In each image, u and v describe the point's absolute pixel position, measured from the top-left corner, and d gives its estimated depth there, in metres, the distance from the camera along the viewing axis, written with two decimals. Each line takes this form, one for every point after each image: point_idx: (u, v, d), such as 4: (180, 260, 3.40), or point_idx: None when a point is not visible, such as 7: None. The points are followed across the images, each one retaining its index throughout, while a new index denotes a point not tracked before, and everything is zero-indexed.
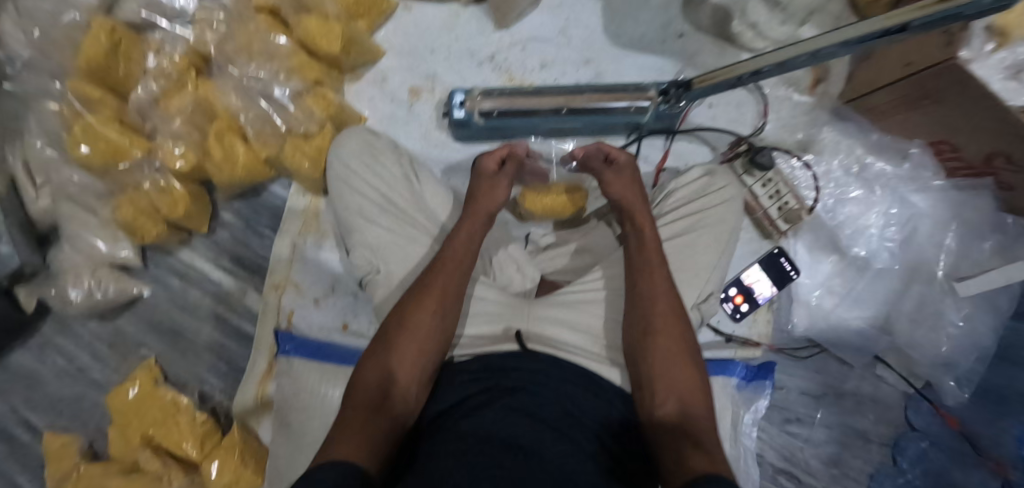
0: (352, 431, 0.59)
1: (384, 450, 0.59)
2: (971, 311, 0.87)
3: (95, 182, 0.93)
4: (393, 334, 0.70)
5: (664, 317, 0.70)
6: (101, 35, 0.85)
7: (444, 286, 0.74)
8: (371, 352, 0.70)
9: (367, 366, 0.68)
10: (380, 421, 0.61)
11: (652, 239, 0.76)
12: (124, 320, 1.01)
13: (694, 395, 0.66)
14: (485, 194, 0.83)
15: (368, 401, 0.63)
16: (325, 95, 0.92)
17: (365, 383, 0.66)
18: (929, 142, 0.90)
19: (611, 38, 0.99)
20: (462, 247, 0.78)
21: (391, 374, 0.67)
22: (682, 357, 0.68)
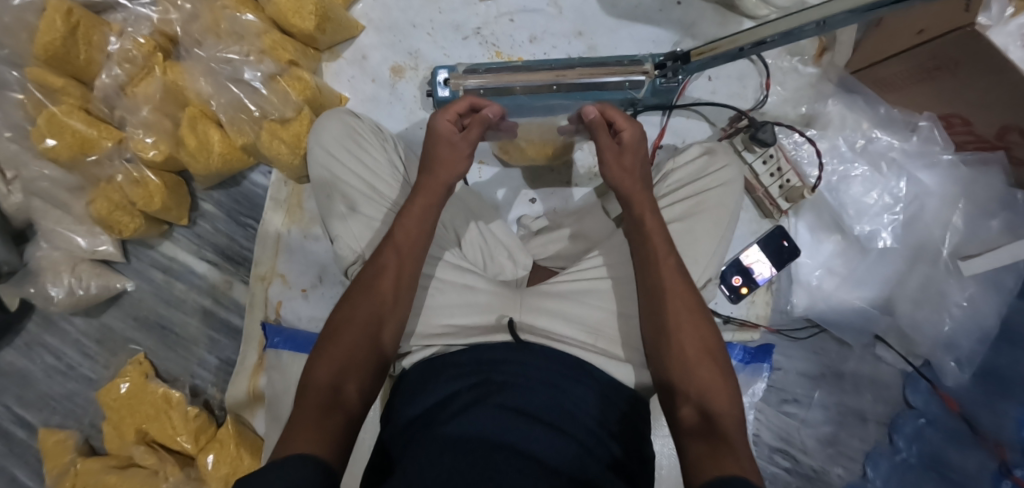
0: (306, 429, 0.53)
1: (343, 451, 0.54)
2: (976, 291, 0.85)
3: (66, 175, 0.89)
4: (352, 331, 0.64)
5: (674, 316, 0.66)
6: (56, 18, 0.79)
7: (403, 273, 0.69)
8: (322, 347, 0.63)
9: (317, 365, 0.61)
10: (338, 418, 0.56)
11: (652, 232, 0.71)
12: (111, 316, 1.00)
13: (718, 394, 0.61)
14: (445, 164, 0.73)
15: (320, 400, 0.57)
16: (302, 77, 0.85)
17: (317, 383, 0.59)
18: (940, 115, 0.86)
19: (604, 7, 0.93)
20: (415, 225, 0.71)
21: (344, 372, 0.61)
22: (698, 355, 0.64)
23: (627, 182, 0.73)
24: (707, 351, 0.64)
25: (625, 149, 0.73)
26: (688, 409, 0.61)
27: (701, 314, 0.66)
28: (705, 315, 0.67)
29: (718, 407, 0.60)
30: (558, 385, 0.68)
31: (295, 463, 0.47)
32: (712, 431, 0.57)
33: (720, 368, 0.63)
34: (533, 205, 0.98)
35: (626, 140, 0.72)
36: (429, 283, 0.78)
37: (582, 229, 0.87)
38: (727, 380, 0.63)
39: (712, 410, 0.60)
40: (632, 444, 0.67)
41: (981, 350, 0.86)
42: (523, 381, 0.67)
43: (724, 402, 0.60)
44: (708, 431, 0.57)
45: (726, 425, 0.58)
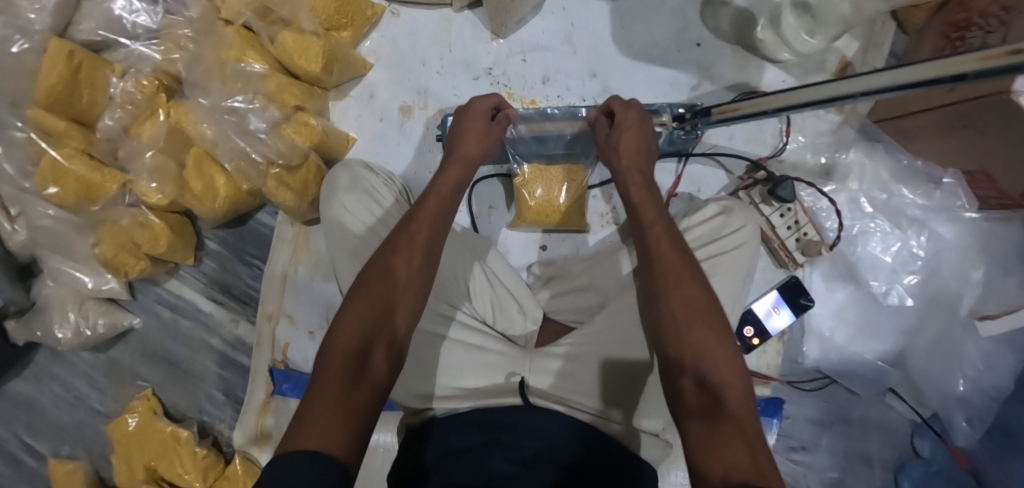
0: (326, 407, 0.49)
1: (365, 430, 0.50)
2: (992, 350, 0.84)
3: (71, 216, 0.88)
4: (375, 297, 0.60)
5: (670, 287, 0.63)
6: (58, 63, 0.78)
7: (427, 241, 0.65)
8: (344, 306, 0.59)
9: (341, 327, 0.57)
10: (357, 395, 0.52)
11: (646, 209, 0.70)
12: (118, 351, 0.99)
13: (721, 362, 0.56)
14: (473, 139, 0.76)
15: (344, 368, 0.53)
16: (307, 121, 0.83)
17: (340, 348, 0.55)
18: (964, 171, 0.83)
19: (621, 47, 0.90)
20: (447, 194, 0.71)
21: (371, 338, 0.57)
22: (697, 320, 0.60)
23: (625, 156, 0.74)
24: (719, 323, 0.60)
25: (625, 132, 0.74)
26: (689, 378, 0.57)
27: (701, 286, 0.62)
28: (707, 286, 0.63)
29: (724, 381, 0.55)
30: (562, 434, 0.68)
31: (307, 460, 0.44)
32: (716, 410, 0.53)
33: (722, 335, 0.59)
34: (543, 252, 0.93)
35: (622, 121, 0.76)
36: (439, 342, 0.78)
37: (594, 283, 0.84)
38: (731, 349, 0.58)
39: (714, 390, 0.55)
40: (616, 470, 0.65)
41: (992, 408, 0.85)
42: (530, 444, 0.67)
43: (732, 379, 0.56)
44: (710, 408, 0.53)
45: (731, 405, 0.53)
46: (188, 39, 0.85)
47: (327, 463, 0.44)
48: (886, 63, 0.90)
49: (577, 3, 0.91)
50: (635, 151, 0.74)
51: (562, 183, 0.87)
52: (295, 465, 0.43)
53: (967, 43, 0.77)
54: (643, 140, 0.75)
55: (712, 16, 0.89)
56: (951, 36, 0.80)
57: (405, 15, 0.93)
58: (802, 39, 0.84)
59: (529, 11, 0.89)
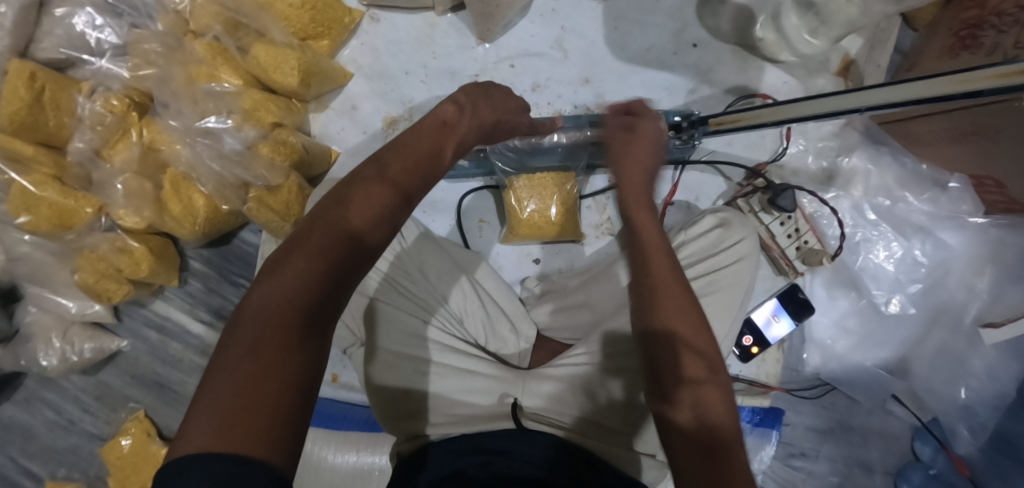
0: (246, 394, 0.38)
1: (300, 426, 0.39)
2: (997, 359, 0.82)
3: (47, 241, 0.85)
4: (326, 240, 0.45)
5: (664, 298, 0.51)
6: (19, 87, 0.75)
7: (404, 172, 0.50)
8: (289, 249, 0.45)
9: (278, 278, 0.43)
10: (294, 378, 0.40)
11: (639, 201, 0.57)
12: (108, 374, 0.98)
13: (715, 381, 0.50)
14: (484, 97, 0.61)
15: (280, 337, 0.41)
16: (287, 140, 0.79)
17: (276, 307, 0.42)
18: (971, 175, 0.80)
19: (613, 51, 0.86)
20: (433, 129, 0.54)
21: (318, 297, 0.43)
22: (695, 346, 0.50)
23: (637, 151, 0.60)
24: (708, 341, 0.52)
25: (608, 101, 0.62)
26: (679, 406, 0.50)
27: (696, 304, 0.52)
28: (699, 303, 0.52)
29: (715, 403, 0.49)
30: (557, 456, 0.62)
31: (210, 471, 0.34)
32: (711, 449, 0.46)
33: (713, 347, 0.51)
34: (537, 265, 0.91)
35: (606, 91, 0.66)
36: (429, 367, 0.73)
37: (590, 301, 0.81)
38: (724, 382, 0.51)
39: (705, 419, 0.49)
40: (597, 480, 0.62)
41: (994, 417, 0.83)
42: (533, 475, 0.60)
43: (717, 391, 0.49)
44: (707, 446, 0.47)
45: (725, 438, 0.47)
46: (158, 54, 0.80)
47: (243, 477, 0.34)
48: (892, 61, 0.85)
49: (566, 5, 0.87)
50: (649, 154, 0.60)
51: (552, 195, 0.83)
52: (203, 476, 0.33)
53: (980, 41, 0.71)
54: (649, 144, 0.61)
55: (709, 17, 0.85)
56: (961, 35, 0.74)
57: (386, 21, 0.88)
58: (804, 39, 0.80)
59: (517, 14, 0.85)
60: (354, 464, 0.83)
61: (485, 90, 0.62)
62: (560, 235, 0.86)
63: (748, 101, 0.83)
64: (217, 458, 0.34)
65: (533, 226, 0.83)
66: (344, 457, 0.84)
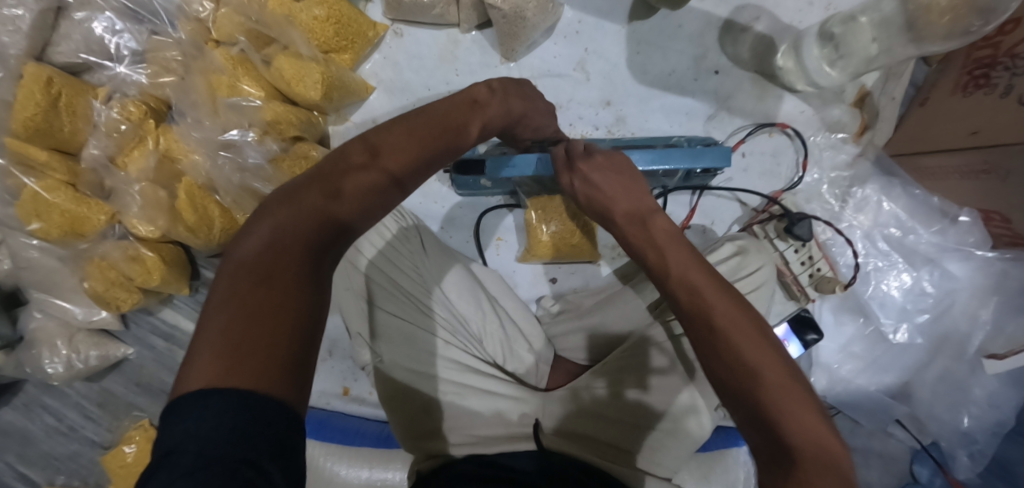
0: (246, 322, 0.37)
1: (295, 364, 0.38)
2: (998, 388, 0.85)
3: (55, 248, 0.83)
4: (334, 187, 0.44)
5: (771, 387, 0.45)
6: (35, 91, 0.73)
7: (424, 135, 0.49)
8: (296, 185, 0.44)
9: (281, 212, 0.42)
10: (304, 315, 0.40)
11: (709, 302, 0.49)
12: (111, 381, 0.96)
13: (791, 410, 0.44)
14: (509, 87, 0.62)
15: (279, 270, 0.40)
16: (308, 154, 0.80)
17: (275, 242, 0.41)
18: (980, 210, 0.82)
19: (636, 75, 0.87)
20: (460, 103, 0.54)
21: (318, 240, 0.42)
22: (793, 403, 0.44)
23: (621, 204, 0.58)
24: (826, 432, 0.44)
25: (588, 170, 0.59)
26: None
27: (778, 358, 0.47)
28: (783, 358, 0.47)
29: (832, 464, 0.42)
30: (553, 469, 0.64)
31: (212, 416, 0.34)
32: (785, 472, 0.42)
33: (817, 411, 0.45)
34: (553, 284, 0.91)
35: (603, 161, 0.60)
36: (450, 387, 0.74)
37: (608, 325, 0.81)
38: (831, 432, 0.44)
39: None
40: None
41: (994, 443, 0.86)
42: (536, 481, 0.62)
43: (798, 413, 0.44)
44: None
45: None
46: (179, 62, 0.80)
47: (243, 419, 0.34)
48: (905, 94, 0.88)
49: (590, 26, 0.87)
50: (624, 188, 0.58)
51: (573, 217, 0.83)
52: (204, 417, 0.34)
53: (993, 81, 0.73)
54: (638, 185, 0.59)
55: (730, 44, 0.87)
56: (975, 73, 0.76)
57: (409, 36, 0.88)
58: (824, 71, 0.82)
59: (541, 35, 0.85)
60: (368, 480, 0.81)
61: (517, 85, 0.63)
62: (578, 256, 0.88)
63: (764, 130, 0.87)
64: (225, 395, 0.34)
65: (548, 247, 0.84)
66: (357, 473, 0.82)
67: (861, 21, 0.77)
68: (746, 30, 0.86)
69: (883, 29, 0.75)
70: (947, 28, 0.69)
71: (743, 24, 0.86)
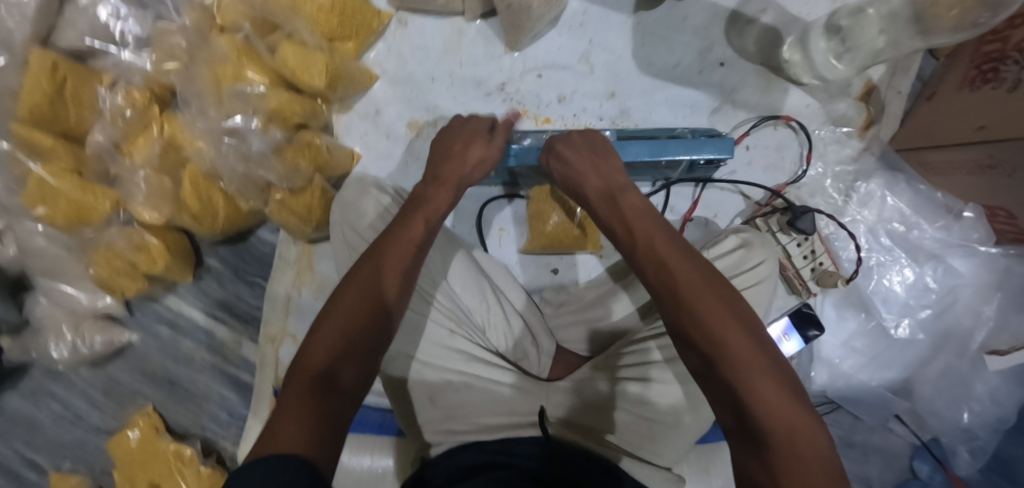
0: (293, 418, 0.46)
1: (330, 443, 0.46)
2: (999, 384, 0.85)
3: (61, 235, 0.84)
4: (354, 302, 0.54)
5: (740, 362, 0.48)
6: (41, 78, 0.73)
7: (412, 244, 0.60)
8: (324, 310, 0.54)
9: (316, 338, 0.52)
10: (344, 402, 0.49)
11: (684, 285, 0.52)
12: (116, 368, 0.97)
13: (758, 379, 0.47)
14: (463, 153, 0.69)
15: (318, 379, 0.49)
16: (312, 143, 0.80)
17: (315, 362, 0.50)
18: (984, 206, 0.82)
19: (641, 67, 0.86)
20: (434, 208, 0.65)
21: (348, 352, 0.52)
22: (760, 377, 0.48)
23: (591, 179, 0.65)
24: (793, 402, 0.47)
25: (572, 155, 0.66)
26: (756, 474, 0.45)
27: (745, 332, 0.50)
28: (750, 330, 0.50)
29: (797, 433, 0.45)
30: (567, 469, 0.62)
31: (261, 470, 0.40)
32: (755, 448, 0.46)
33: (783, 381, 0.48)
34: (555, 276, 0.91)
35: (578, 146, 0.67)
36: (455, 378, 0.73)
37: (610, 317, 0.82)
38: (799, 403, 0.47)
39: (779, 466, 0.44)
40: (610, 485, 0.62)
41: (994, 439, 0.86)
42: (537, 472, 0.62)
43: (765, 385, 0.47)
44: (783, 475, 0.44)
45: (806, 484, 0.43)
46: (183, 50, 0.80)
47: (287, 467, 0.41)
48: (911, 89, 0.87)
49: (595, 17, 0.87)
50: (593, 165, 0.65)
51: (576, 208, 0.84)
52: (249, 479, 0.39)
53: (1002, 76, 0.72)
54: (608, 163, 0.66)
55: (736, 36, 0.86)
56: (983, 67, 0.75)
57: (413, 25, 0.88)
58: (830, 64, 0.81)
59: (546, 26, 0.85)
60: (370, 467, 0.83)
61: (464, 132, 0.71)
62: (579, 247, 0.88)
63: (769, 123, 0.87)
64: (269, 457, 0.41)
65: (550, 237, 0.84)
66: (360, 460, 0.84)
67: (868, 13, 0.76)
68: (753, 22, 0.86)
69: (890, 22, 0.75)
70: (957, 21, 0.70)
71: (750, 16, 0.86)
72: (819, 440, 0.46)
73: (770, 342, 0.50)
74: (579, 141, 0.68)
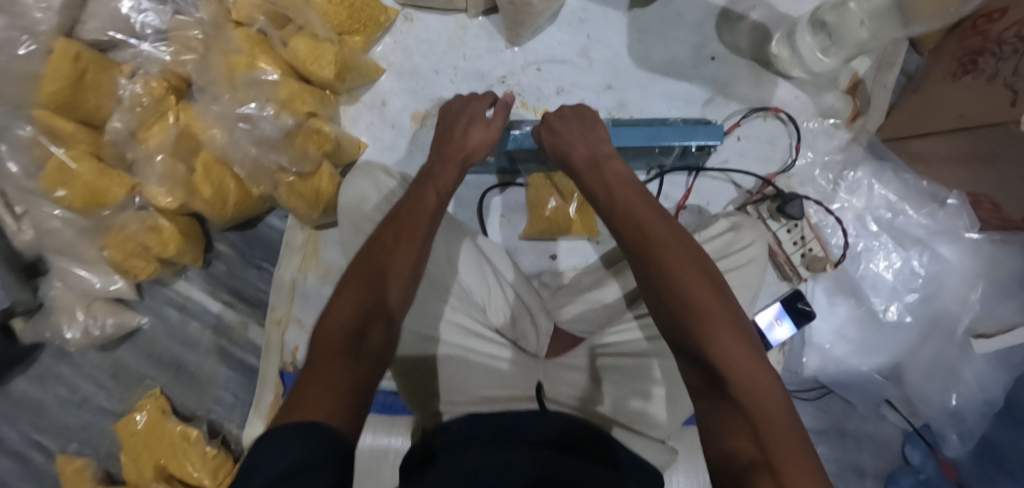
0: (315, 381, 0.47)
1: (359, 409, 0.47)
2: (985, 369, 0.87)
3: (78, 217, 0.87)
4: (368, 276, 0.58)
5: (707, 318, 0.52)
6: (64, 65, 0.76)
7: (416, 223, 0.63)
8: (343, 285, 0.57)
9: (334, 311, 0.55)
10: (359, 371, 0.50)
11: (662, 247, 0.56)
12: (125, 352, 0.99)
13: (723, 334, 0.51)
14: (460, 137, 0.72)
15: (337, 345, 0.51)
16: (321, 130, 0.84)
17: (332, 329, 0.53)
18: (968, 192, 0.85)
19: (636, 60, 0.90)
20: (441, 187, 0.69)
21: (368, 320, 0.54)
22: (725, 334, 0.51)
23: (578, 149, 0.68)
24: (754, 356, 0.51)
25: (563, 129, 0.70)
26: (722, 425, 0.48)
27: (712, 293, 0.53)
28: (717, 292, 0.54)
29: (757, 384, 0.49)
30: (559, 433, 0.66)
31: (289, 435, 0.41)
32: (720, 397, 0.49)
33: (745, 339, 0.51)
34: (554, 261, 0.94)
35: (569, 118, 0.71)
36: (456, 353, 0.77)
37: (604, 299, 0.83)
38: (759, 358, 0.50)
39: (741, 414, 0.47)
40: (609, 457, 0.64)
41: (983, 424, 0.88)
42: (540, 441, 0.64)
43: (729, 339, 0.51)
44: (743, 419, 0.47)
45: (765, 425, 0.46)
46: (199, 41, 0.84)
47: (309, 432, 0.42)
48: (896, 82, 0.91)
49: (593, 14, 0.91)
50: (583, 139, 0.69)
51: (574, 194, 0.88)
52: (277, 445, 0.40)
53: (980, 67, 0.76)
54: (597, 133, 0.70)
55: (729, 32, 0.90)
56: (964, 61, 0.79)
57: (419, 21, 0.92)
58: (818, 58, 0.85)
59: (545, 21, 0.89)
60: (371, 445, 0.85)
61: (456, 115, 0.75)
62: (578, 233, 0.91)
63: (758, 114, 0.90)
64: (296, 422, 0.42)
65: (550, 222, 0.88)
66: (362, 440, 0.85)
67: (851, 8, 0.79)
68: (743, 18, 0.90)
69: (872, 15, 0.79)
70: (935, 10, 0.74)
71: (740, 13, 0.90)
72: (778, 391, 0.49)
73: (735, 303, 0.54)
74: (568, 114, 0.72)
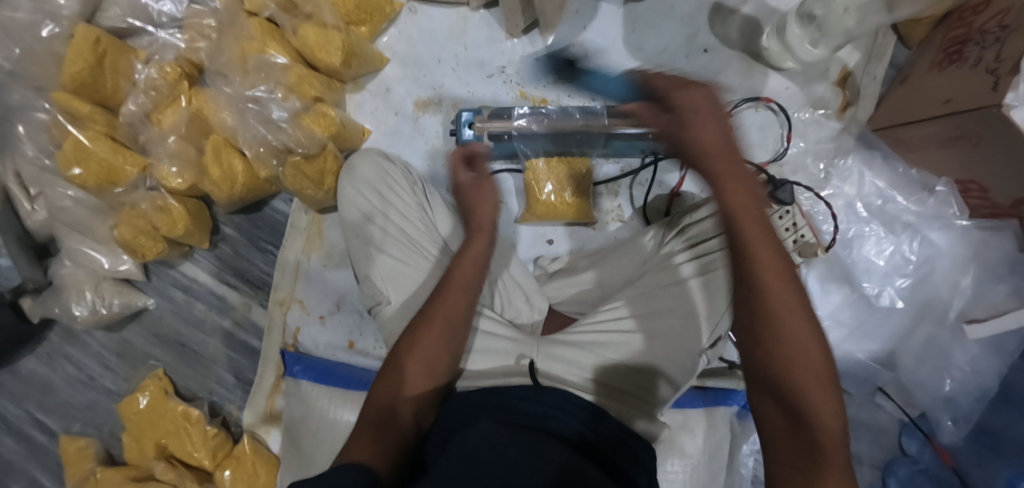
0: (359, 443, 0.60)
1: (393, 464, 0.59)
2: (978, 353, 0.86)
3: (90, 197, 0.90)
4: (406, 360, 0.68)
5: (790, 341, 0.50)
6: (85, 48, 0.80)
7: (449, 296, 0.71)
8: (387, 369, 0.69)
9: (378, 389, 0.67)
10: (390, 435, 0.62)
11: (762, 252, 0.50)
12: (131, 332, 1.01)
13: (803, 362, 0.49)
14: (476, 198, 0.75)
15: (376, 419, 0.64)
16: (326, 113, 0.86)
17: (375, 406, 0.66)
18: (956, 180, 0.87)
19: (630, 51, 0.94)
20: (471, 267, 0.73)
21: (400, 401, 0.66)
22: (796, 353, 0.50)
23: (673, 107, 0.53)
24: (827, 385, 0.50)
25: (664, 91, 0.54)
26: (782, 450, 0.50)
27: (798, 302, 0.50)
28: (804, 301, 0.51)
29: (826, 415, 0.49)
30: (553, 413, 0.66)
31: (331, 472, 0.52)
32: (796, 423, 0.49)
33: (822, 356, 0.50)
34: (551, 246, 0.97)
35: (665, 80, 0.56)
36: None
37: (598, 279, 0.87)
38: (831, 387, 0.50)
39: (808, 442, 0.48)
40: (616, 437, 0.66)
41: (978, 409, 0.87)
42: (543, 422, 0.65)
43: (811, 367, 0.49)
44: (797, 436, 0.49)
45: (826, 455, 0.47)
46: (212, 29, 0.88)
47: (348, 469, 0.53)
48: (885, 74, 0.94)
49: (589, 7, 0.94)
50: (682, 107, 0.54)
51: (573, 181, 0.90)
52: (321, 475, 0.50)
53: (964, 56, 0.78)
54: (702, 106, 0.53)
55: (721, 25, 0.93)
56: (949, 50, 0.82)
57: (423, 13, 0.96)
58: (806, 48, 0.88)
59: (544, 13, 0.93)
60: None
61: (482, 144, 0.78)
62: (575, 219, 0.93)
63: (749, 104, 0.93)
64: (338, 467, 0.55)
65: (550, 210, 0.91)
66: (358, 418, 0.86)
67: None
68: (734, 12, 0.93)
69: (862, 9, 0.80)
70: None
71: (731, 6, 0.93)
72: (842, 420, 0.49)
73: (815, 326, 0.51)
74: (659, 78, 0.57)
